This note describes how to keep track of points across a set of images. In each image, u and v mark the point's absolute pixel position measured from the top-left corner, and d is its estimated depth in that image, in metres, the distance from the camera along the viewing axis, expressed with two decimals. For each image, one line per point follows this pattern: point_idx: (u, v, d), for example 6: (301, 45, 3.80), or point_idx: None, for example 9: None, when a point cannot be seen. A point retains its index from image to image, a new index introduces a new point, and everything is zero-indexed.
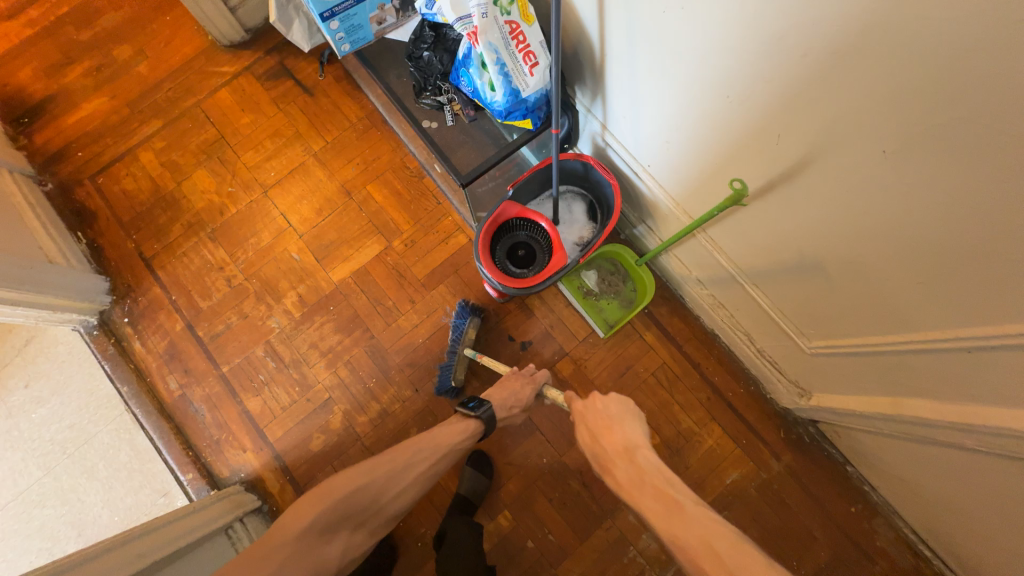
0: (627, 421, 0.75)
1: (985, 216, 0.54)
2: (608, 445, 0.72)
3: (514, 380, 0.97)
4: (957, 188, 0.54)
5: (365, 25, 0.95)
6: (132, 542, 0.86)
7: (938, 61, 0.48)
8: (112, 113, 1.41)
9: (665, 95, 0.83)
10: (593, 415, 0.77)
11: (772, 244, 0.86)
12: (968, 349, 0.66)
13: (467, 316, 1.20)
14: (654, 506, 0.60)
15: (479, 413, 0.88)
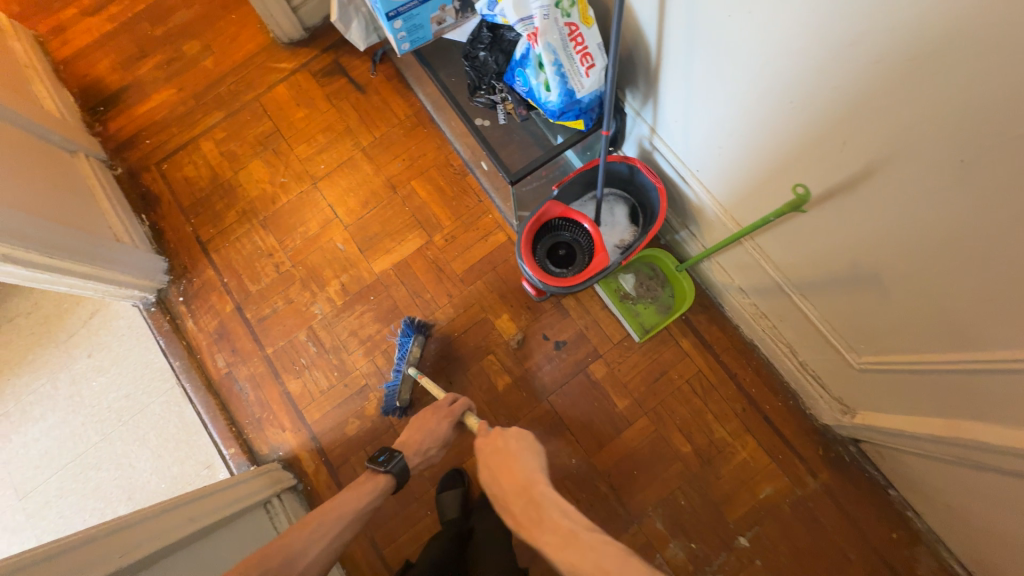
0: (524, 457, 0.78)
1: None
2: (508, 485, 0.75)
3: (428, 419, 1.00)
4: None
5: (425, 25, 0.98)
6: (186, 506, 0.92)
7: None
8: (178, 105, 1.50)
9: (721, 100, 0.83)
10: (493, 455, 0.80)
11: (825, 254, 0.84)
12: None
13: (411, 335, 1.20)
14: (552, 540, 0.63)
15: (387, 467, 0.92)
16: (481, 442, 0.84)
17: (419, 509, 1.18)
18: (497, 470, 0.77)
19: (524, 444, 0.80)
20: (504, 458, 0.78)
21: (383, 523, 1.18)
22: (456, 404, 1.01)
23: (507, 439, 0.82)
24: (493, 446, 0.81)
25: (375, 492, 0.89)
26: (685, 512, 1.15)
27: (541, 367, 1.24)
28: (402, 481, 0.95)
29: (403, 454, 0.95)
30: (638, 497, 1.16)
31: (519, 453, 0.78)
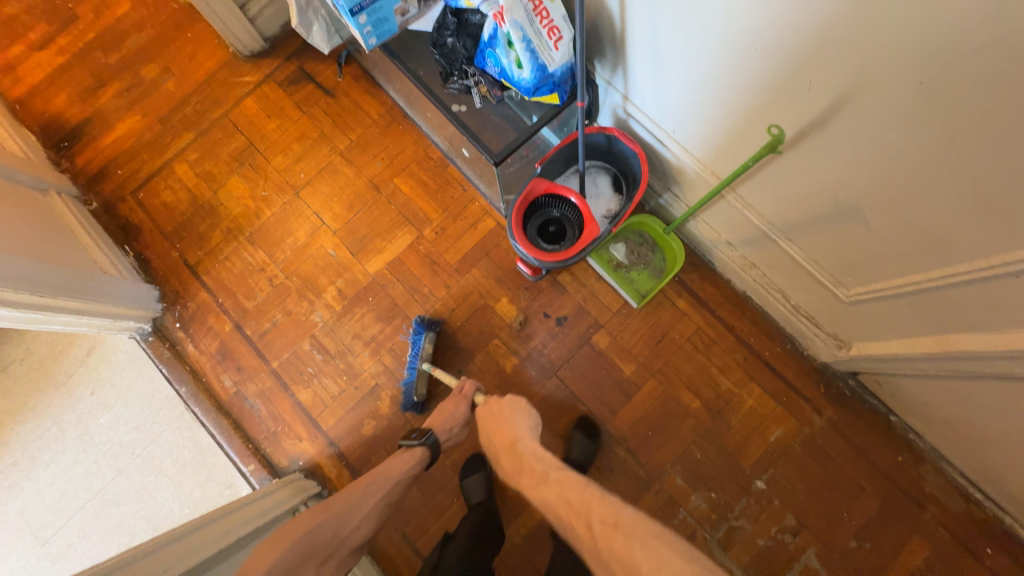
0: (515, 417, 0.94)
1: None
2: (498, 441, 0.92)
3: (446, 404, 1.08)
4: (998, 106, 0.55)
5: (389, 18, 0.96)
6: (218, 522, 0.94)
7: None
8: (146, 130, 1.47)
9: (688, 57, 0.85)
10: (491, 418, 0.97)
11: (806, 195, 0.87)
12: (1015, 274, 0.67)
13: (423, 332, 1.23)
14: (527, 480, 0.81)
15: (422, 440, 1.01)
16: (482, 410, 1.01)
17: (446, 498, 1.20)
18: (489, 428, 0.95)
19: (514, 407, 0.97)
20: (496, 419, 0.95)
21: (412, 516, 1.19)
22: (467, 386, 1.10)
23: (502, 404, 0.98)
24: (490, 411, 0.98)
25: (412, 461, 1.00)
26: (702, 464, 1.19)
27: (545, 345, 1.26)
28: (434, 455, 1.04)
29: (434, 429, 1.04)
30: (656, 457, 1.20)
31: (510, 414, 0.95)
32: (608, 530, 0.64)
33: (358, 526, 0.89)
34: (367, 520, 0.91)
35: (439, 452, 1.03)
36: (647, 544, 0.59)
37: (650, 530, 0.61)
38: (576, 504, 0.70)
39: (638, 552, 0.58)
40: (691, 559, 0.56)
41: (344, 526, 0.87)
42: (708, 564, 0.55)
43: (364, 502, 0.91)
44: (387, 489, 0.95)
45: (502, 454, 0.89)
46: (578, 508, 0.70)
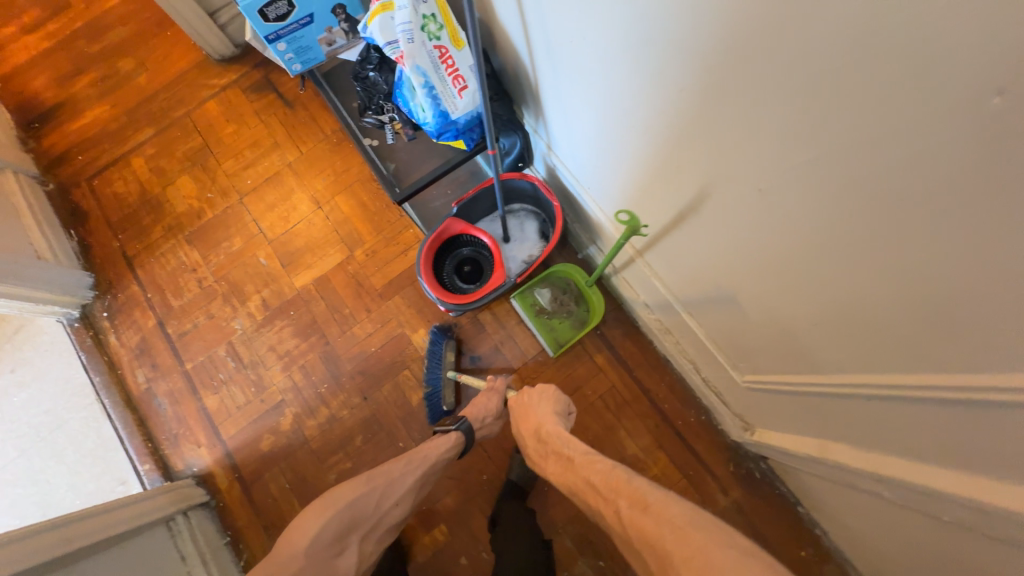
0: (542, 404, 0.88)
1: (848, 256, 0.51)
2: (526, 431, 0.88)
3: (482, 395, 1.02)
4: (821, 226, 0.51)
5: (314, 46, 1.03)
6: (68, 525, 0.89)
7: (777, 94, 0.46)
8: (112, 121, 1.51)
9: (586, 119, 0.83)
10: (518, 408, 0.91)
11: (696, 274, 0.83)
12: (868, 397, 0.63)
13: (443, 340, 1.22)
14: (555, 468, 0.77)
15: (456, 426, 0.96)
16: (513, 400, 0.94)
17: None
18: (517, 417, 0.91)
19: (543, 393, 0.90)
20: (524, 408, 0.90)
21: None
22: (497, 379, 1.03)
23: (528, 393, 0.92)
24: (517, 400, 0.94)
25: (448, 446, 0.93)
26: (595, 529, 1.14)
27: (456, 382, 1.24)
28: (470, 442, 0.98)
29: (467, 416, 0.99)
30: (548, 515, 1.15)
31: (536, 402, 0.88)
32: (637, 514, 0.56)
33: (397, 502, 0.84)
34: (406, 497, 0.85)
35: (474, 438, 0.97)
36: (677, 530, 0.49)
37: (680, 514, 0.52)
38: (602, 488, 0.64)
39: (666, 539, 0.50)
40: (728, 544, 0.45)
41: (385, 500, 0.82)
42: (749, 548, 0.45)
43: (403, 481, 0.85)
44: (425, 469, 0.88)
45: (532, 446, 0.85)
46: (606, 494, 0.63)
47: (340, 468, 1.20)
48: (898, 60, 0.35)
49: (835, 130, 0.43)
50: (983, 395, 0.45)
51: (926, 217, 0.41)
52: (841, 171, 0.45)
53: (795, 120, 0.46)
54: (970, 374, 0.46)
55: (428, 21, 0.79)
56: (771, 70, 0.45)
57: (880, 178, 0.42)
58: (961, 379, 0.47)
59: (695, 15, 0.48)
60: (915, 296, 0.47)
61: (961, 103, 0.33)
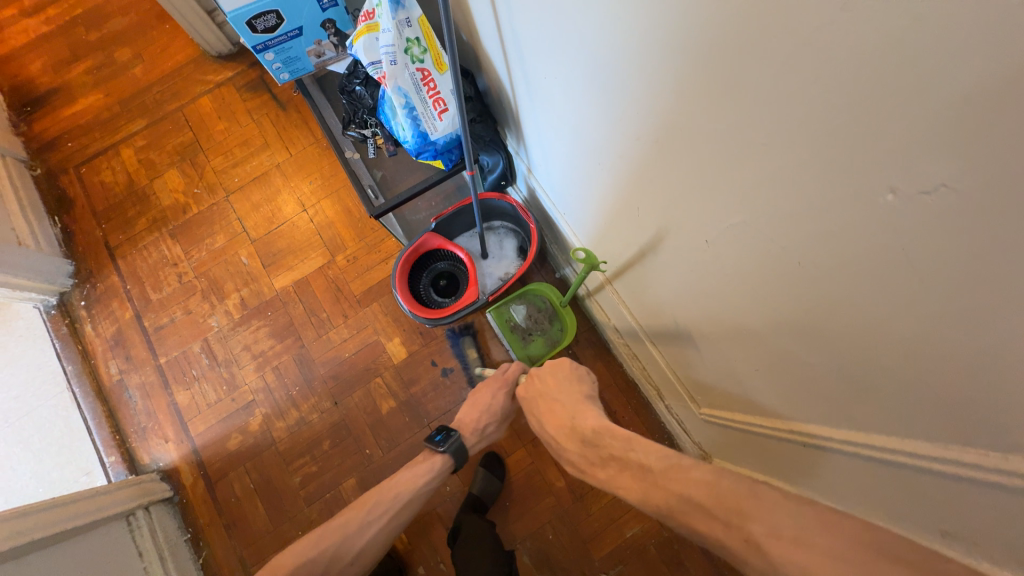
0: (567, 396, 0.76)
1: (783, 310, 0.54)
2: (556, 429, 0.75)
3: (483, 393, 0.90)
4: (760, 280, 0.55)
5: (303, 58, 1.07)
6: (26, 517, 0.88)
7: (722, 155, 0.49)
8: (104, 110, 1.52)
9: (560, 150, 0.85)
10: (540, 402, 0.79)
11: (657, 307, 0.86)
12: (804, 444, 0.65)
13: (460, 338, 1.28)
14: (626, 481, 0.61)
15: (445, 448, 0.87)
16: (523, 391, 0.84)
17: (292, 528, 1.17)
18: (539, 411, 0.78)
19: (564, 376, 0.80)
20: (546, 400, 0.78)
21: (256, 539, 1.17)
22: (512, 369, 0.91)
23: (543, 378, 0.80)
24: (533, 390, 0.81)
25: (432, 474, 0.86)
26: (552, 546, 1.16)
27: (427, 393, 1.25)
28: (462, 459, 0.90)
29: (459, 432, 0.88)
30: (507, 530, 1.17)
31: (557, 389, 0.78)
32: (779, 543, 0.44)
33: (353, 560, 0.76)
34: (367, 551, 0.78)
35: (467, 456, 0.89)
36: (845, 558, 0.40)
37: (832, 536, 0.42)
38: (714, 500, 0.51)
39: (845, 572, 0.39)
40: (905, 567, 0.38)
41: (339, 558, 0.75)
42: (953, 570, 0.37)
43: (364, 532, 0.78)
44: (389, 516, 0.80)
45: (566, 446, 0.72)
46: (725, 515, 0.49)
47: (305, 472, 1.21)
48: (814, 148, 0.39)
49: (768, 199, 0.46)
50: (897, 458, 0.50)
51: (844, 287, 0.44)
52: (773, 235, 0.48)
53: (737, 184, 0.49)
54: (890, 437, 0.50)
55: (412, 44, 0.82)
56: (713, 134, 0.48)
57: (803, 249, 0.46)
58: (879, 441, 0.52)
59: (650, 73, 0.51)
60: (840, 359, 0.50)
61: (865, 196, 0.37)
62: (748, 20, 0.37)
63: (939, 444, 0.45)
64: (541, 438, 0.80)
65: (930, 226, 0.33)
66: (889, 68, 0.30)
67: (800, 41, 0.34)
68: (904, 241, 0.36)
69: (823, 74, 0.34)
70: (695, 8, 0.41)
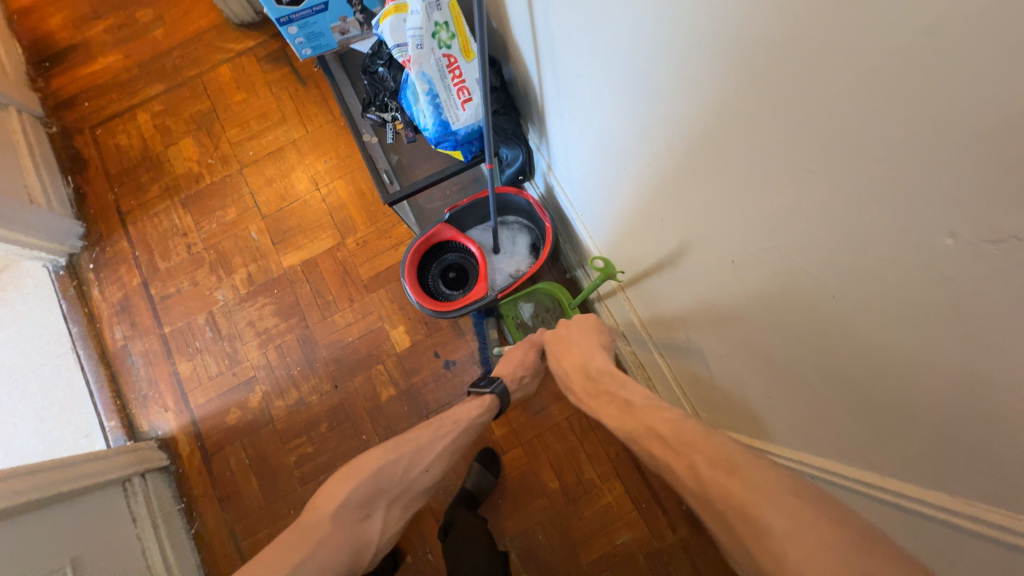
0: (584, 338, 0.80)
1: (806, 341, 0.52)
2: (568, 365, 0.79)
3: (515, 350, 0.93)
4: (785, 307, 0.52)
5: (326, 34, 1.04)
6: (23, 477, 0.88)
7: (759, 175, 0.46)
8: (123, 71, 1.50)
9: (584, 151, 0.82)
10: (557, 340, 0.83)
11: (670, 321, 0.83)
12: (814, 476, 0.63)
13: (483, 320, 1.22)
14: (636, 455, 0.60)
15: (491, 388, 0.87)
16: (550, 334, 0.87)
17: (284, 506, 1.18)
18: (557, 363, 0.82)
19: (587, 325, 0.83)
20: (561, 340, 0.83)
21: (248, 515, 1.18)
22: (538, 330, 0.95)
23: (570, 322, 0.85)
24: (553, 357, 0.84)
25: (483, 411, 0.86)
26: (541, 547, 1.15)
27: (427, 383, 1.24)
28: (503, 406, 0.90)
29: (503, 378, 0.90)
30: (497, 526, 1.17)
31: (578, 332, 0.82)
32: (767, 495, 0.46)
33: (427, 469, 0.75)
34: (438, 462, 0.77)
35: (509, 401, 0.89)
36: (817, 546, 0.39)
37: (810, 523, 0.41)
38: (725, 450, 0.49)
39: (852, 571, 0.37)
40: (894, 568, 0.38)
41: (414, 466, 0.74)
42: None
43: (431, 447, 0.77)
44: (453, 437, 0.80)
45: (571, 378, 0.78)
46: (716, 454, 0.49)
47: (300, 452, 1.21)
48: (865, 180, 0.36)
49: (806, 226, 0.44)
50: (926, 511, 0.48)
51: (880, 328, 0.42)
52: (810, 266, 0.46)
53: (772, 207, 0.47)
54: (918, 487, 0.48)
55: (440, 28, 0.80)
56: (755, 152, 0.45)
57: (838, 281, 0.43)
58: (909, 489, 0.49)
59: (690, 80, 0.48)
60: (862, 396, 0.49)
61: (918, 238, 0.34)
62: (809, 34, 0.34)
63: (969, 502, 0.43)
64: (553, 374, 0.83)
65: (987, 278, 0.31)
66: (952, 103, 0.28)
67: (866, 64, 0.31)
68: (952, 289, 0.34)
69: (885, 103, 0.32)
70: (749, 17, 0.38)
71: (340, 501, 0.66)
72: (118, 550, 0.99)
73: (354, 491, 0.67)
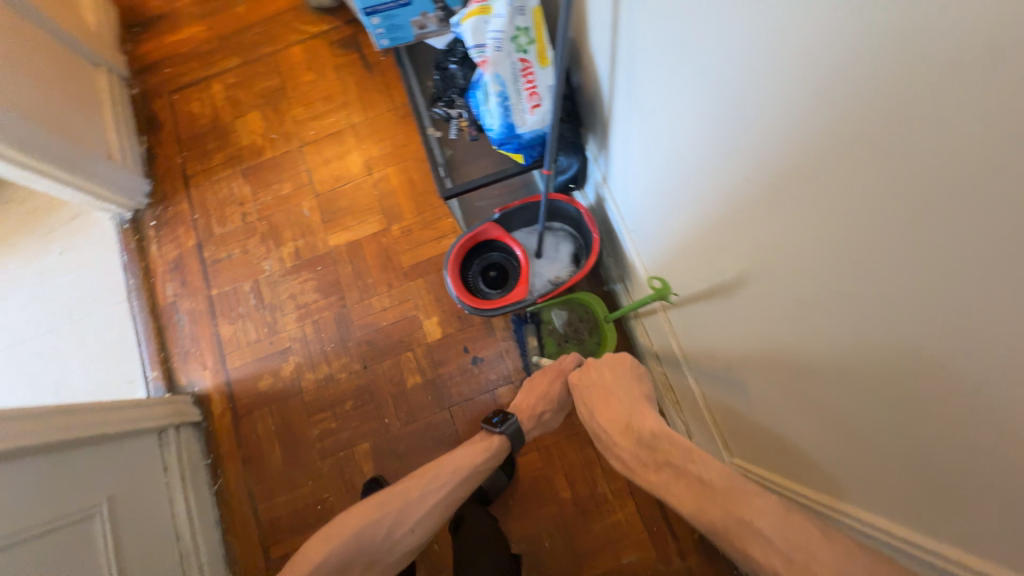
0: (625, 393, 0.78)
1: (872, 388, 0.51)
2: (607, 422, 0.75)
3: (541, 381, 0.94)
4: (852, 350, 0.51)
5: (405, 27, 1.06)
6: (72, 415, 0.93)
7: (842, 218, 0.46)
8: (204, 42, 1.58)
9: (648, 169, 0.82)
10: (591, 390, 0.82)
11: (711, 348, 0.82)
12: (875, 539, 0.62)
13: (523, 325, 1.25)
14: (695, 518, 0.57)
15: (502, 428, 0.88)
16: (577, 378, 0.87)
17: (302, 477, 1.21)
18: (592, 402, 0.80)
19: (623, 372, 0.82)
20: (601, 392, 0.80)
21: (267, 479, 1.22)
22: (565, 362, 0.95)
23: (603, 371, 0.83)
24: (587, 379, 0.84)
25: (490, 453, 0.87)
26: (545, 555, 1.15)
27: (453, 376, 1.26)
28: (518, 444, 0.90)
29: (517, 416, 0.90)
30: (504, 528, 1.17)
31: (612, 383, 0.80)
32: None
33: (413, 528, 0.75)
34: (427, 521, 0.76)
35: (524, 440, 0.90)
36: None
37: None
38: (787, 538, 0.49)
39: None
40: None
41: (399, 527, 0.74)
42: None
43: (422, 503, 0.77)
44: (448, 490, 0.79)
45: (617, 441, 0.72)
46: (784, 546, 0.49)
47: (323, 426, 1.25)
48: (956, 236, 0.36)
49: (890, 273, 0.43)
50: None
51: (955, 383, 0.41)
52: (885, 313, 0.45)
53: (854, 250, 0.46)
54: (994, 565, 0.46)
55: (520, 33, 0.82)
56: (842, 195, 0.45)
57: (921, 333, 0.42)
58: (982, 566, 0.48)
59: (784, 115, 0.48)
60: (917, 446, 0.48)
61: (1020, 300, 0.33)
62: (918, 82, 0.34)
63: None
64: (589, 428, 0.82)
65: None
66: None
67: (975, 122, 0.31)
68: None
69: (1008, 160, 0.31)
70: (857, 65, 0.38)
71: (316, 564, 0.67)
72: (147, 495, 1.04)
73: (333, 551, 0.69)
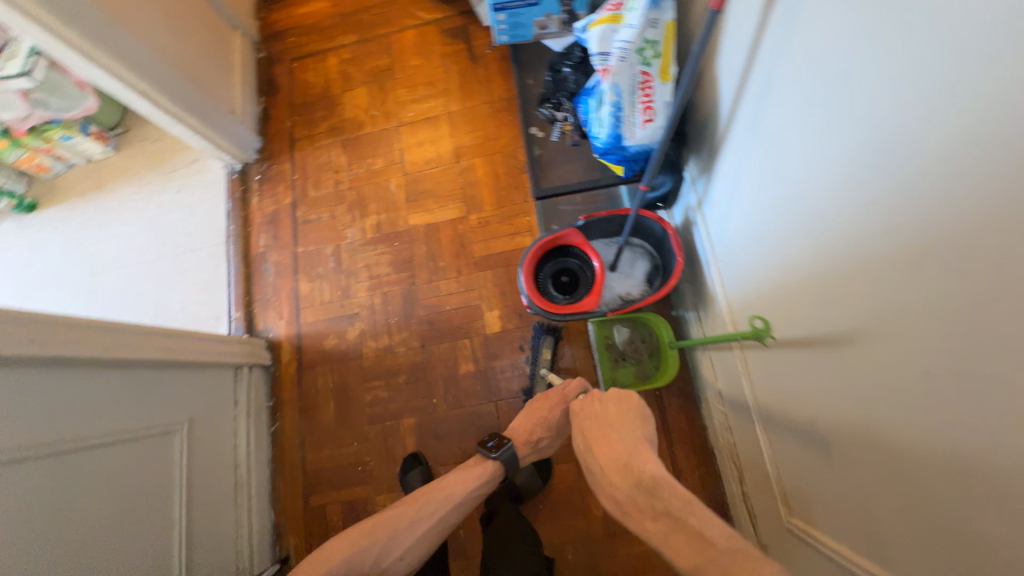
0: (629, 432, 0.74)
1: (975, 485, 0.46)
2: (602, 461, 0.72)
3: (542, 405, 0.91)
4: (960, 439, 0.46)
5: (528, 25, 1.09)
6: (170, 338, 1.04)
7: (983, 296, 0.41)
8: (328, 17, 1.69)
9: (760, 200, 0.78)
10: (591, 425, 0.77)
11: (791, 397, 0.78)
12: None
13: (541, 335, 1.20)
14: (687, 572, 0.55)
15: (497, 455, 0.88)
16: (577, 406, 0.83)
17: (349, 437, 1.28)
18: (590, 438, 0.76)
19: (628, 410, 0.77)
20: (600, 425, 0.76)
21: (318, 432, 1.30)
22: (570, 386, 0.91)
23: (606, 404, 0.79)
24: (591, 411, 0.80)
25: (485, 479, 0.88)
26: (564, 567, 1.14)
27: (505, 371, 1.27)
28: (513, 468, 0.90)
29: (513, 442, 0.90)
30: None
31: (614, 420, 0.76)
32: None
33: (401, 556, 0.78)
34: (414, 549, 0.79)
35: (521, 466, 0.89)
36: None
37: None
38: None
39: None
40: None
41: (388, 554, 0.77)
42: None
43: (410, 532, 0.79)
44: (439, 516, 0.82)
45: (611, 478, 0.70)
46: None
47: (375, 394, 1.30)
48: None
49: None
50: None
51: None
52: (1012, 409, 0.40)
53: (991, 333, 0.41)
54: None
55: (647, 46, 0.81)
56: (990, 272, 0.40)
57: None
58: None
59: (945, 177, 0.43)
60: (1010, 562, 0.43)
61: None
62: None
63: None
64: (583, 461, 0.78)
65: None
66: None
67: None
68: None
69: None
70: None
71: None
72: (217, 423, 1.15)
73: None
